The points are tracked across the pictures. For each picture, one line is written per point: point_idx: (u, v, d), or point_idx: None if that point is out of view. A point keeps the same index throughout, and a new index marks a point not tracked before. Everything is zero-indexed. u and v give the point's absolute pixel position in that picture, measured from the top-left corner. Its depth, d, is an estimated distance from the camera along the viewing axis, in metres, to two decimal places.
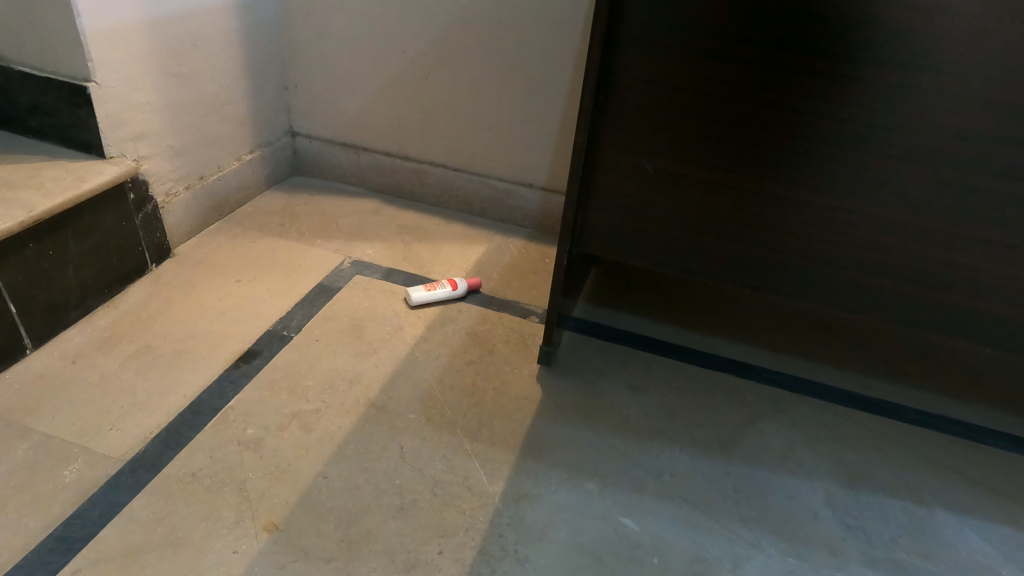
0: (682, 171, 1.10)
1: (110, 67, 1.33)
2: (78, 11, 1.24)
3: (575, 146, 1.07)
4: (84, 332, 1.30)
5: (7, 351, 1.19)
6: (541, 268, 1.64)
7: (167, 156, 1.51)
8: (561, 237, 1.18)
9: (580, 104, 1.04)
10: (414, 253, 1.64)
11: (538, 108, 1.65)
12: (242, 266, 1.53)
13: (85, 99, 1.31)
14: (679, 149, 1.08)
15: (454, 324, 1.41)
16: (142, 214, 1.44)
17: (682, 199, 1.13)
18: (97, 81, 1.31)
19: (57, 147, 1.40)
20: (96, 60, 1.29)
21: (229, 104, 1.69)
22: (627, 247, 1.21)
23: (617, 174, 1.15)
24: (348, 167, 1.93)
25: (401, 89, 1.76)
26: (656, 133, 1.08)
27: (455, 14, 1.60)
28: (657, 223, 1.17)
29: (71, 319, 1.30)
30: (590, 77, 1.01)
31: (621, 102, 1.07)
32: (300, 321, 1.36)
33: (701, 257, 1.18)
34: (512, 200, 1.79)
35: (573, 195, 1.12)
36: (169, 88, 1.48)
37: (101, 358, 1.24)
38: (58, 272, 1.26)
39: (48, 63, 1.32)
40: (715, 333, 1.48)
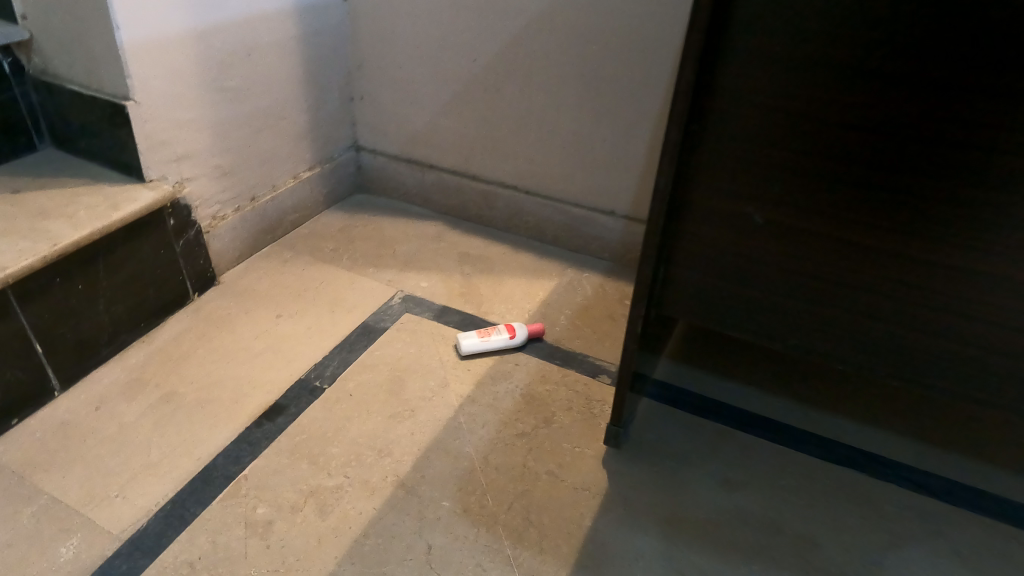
0: (800, 224, 0.82)
1: (151, 85, 1.21)
2: (116, 24, 1.13)
3: (655, 189, 0.83)
4: (113, 372, 1.20)
5: (31, 394, 1.11)
6: (617, 313, 1.39)
7: (215, 176, 1.40)
8: (634, 299, 0.93)
9: (665, 135, 0.79)
10: (473, 288, 1.44)
11: (626, 124, 1.40)
12: (286, 299, 1.39)
13: (124, 119, 1.20)
14: (799, 196, 0.80)
15: (508, 382, 1.19)
16: (184, 240, 1.33)
17: (801, 261, 0.85)
18: (135, 100, 1.19)
19: (101, 168, 1.31)
20: (135, 76, 1.18)
21: (288, 118, 1.56)
22: (722, 314, 0.95)
23: (711, 225, 0.88)
24: (412, 185, 1.77)
25: (470, 101, 1.56)
26: (767, 175, 0.81)
27: (534, 14, 1.38)
28: (764, 289, 0.90)
29: (103, 356, 1.22)
30: (678, 103, 0.76)
31: (721, 131, 0.80)
32: (335, 370, 1.21)
33: (823, 335, 0.89)
34: (590, 229, 1.55)
35: (651, 250, 0.88)
36: (219, 104, 1.36)
37: (125, 404, 1.14)
38: (88, 308, 1.17)
39: (91, 81, 1.23)
40: (831, 411, 1.19)
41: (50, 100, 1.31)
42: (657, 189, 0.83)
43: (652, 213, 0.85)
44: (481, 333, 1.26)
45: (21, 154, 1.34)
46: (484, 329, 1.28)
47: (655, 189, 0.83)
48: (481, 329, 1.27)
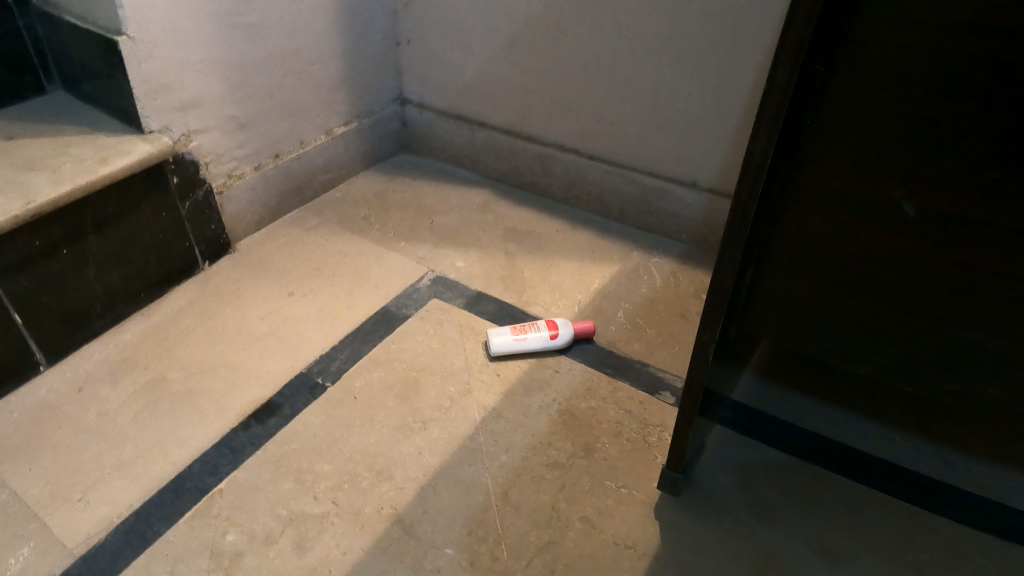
0: (973, 215, 0.53)
1: (149, 16, 1.00)
2: None
3: (747, 162, 0.55)
4: (106, 348, 1.07)
5: (13, 368, 1.00)
6: (691, 310, 1.12)
7: (230, 129, 1.20)
8: (706, 317, 0.66)
9: (769, 77, 0.51)
10: (516, 272, 1.21)
11: (722, 72, 1.09)
12: (301, 273, 1.21)
13: (116, 58, 1.00)
14: (977, 172, 0.52)
15: (545, 395, 0.96)
16: (189, 201, 1.16)
17: (966, 271, 0.56)
18: (129, 35, 0.99)
19: (103, 115, 1.16)
20: (127, 4, 0.97)
21: (317, 64, 1.31)
22: (828, 337, 0.67)
23: (825, 212, 0.60)
24: (461, 146, 1.50)
25: (529, 45, 1.28)
26: (927, 136, 0.53)
27: None
28: (900, 307, 0.61)
29: (96, 329, 1.09)
30: (795, 23, 0.48)
31: (858, 71, 0.53)
32: (342, 364, 1.02)
33: (991, 376, 0.61)
34: (665, 204, 1.27)
35: (736, 251, 0.60)
36: (235, 43, 1.13)
37: (109, 387, 1.01)
38: (76, 275, 1.04)
39: (87, 13, 1.06)
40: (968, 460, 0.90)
41: (54, 35, 1.17)
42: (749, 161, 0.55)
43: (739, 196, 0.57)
44: (516, 329, 1.03)
45: (28, 97, 1.22)
46: (521, 324, 1.05)
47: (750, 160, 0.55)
48: (516, 324, 1.04)
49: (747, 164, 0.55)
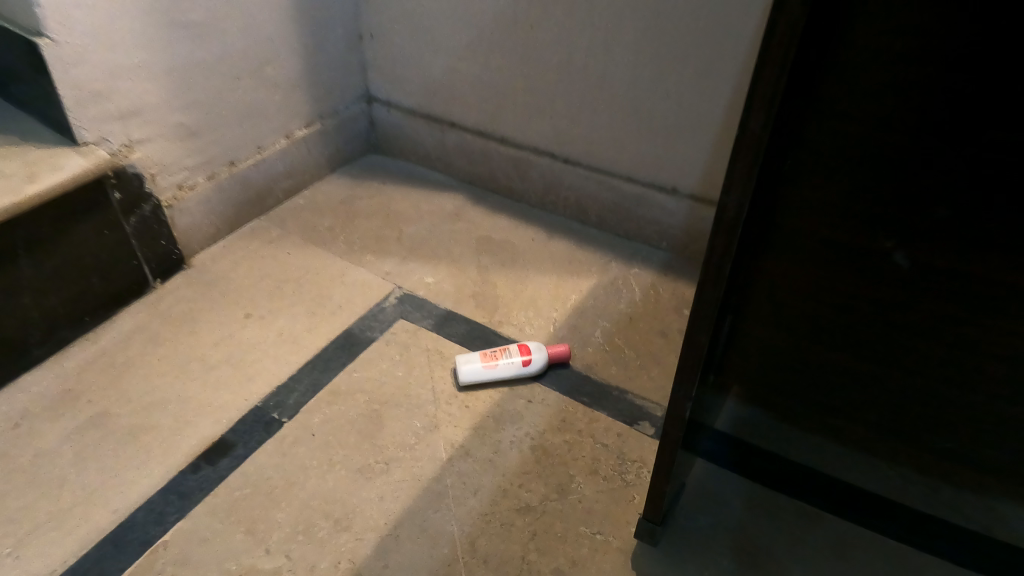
0: None
1: (74, 16, 0.89)
2: None
3: (721, 215, 0.48)
4: (43, 381, 0.97)
5: None
6: (674, 328, 1.05)
7: (178, 137, 1.09)
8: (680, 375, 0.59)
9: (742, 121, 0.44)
10: (488, 288, 1.14)
11: (702, 71, 1.02)
12: (259, 292, 1.13)
13: (40, 63, 0.90)
14: None
15: (516, 429, 0.90)
16: (135, 217, 1.06)
17: None
18: (53, 38, 0.88)
19: (24, 118, 1.04)
20: (48, 3, 0.86)
21: (272, 64, 1.21)
22: None
23: None
24: (431, 147, 1.41)
25: (500, 42, 1.19)
26: None
27: None
28: None
29: (35, 358, 0.99)
30: (767, 66, 0.42)
31: None
32: (300, 397, 0.95)
33: None
34: (645, 211, 1.19)
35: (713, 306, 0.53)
36: (178, 44, 1.03)
37: (47, 426, 0.92)
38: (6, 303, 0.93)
39: None
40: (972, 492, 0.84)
41: None
42: (721, 215, 0.48)
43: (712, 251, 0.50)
44: (486, 355, 0.96)
45: None
46: (492, 349, 0.98)
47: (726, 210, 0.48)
48: (486, 349, 0.97)
49: (721, 217, 0.48)
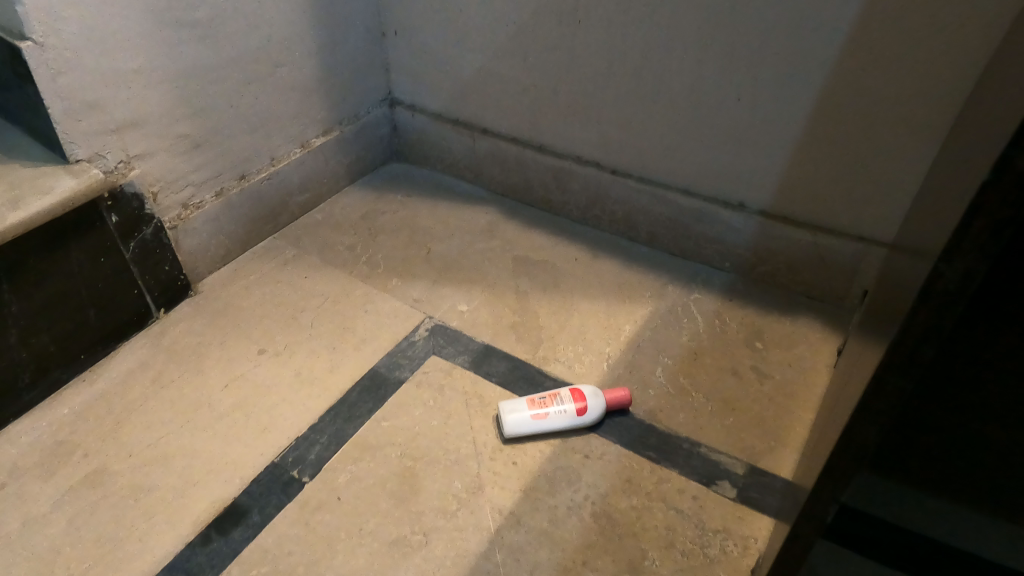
0: None
1: (59, 13, 0.76)
2: None
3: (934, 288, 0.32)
4: (31, 430, 0.85)
5: None
6: (745, 364, 0.92)
7: (182, 150, 0.97)
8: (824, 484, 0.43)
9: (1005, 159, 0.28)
10: (530, 317, 1.01)
11: (785, 71, 0.88)
12: (273, 323, 1.01)
13: (24, 69, 0.77)
14: None
15: (574, 491, 0.77)
16: (135, 241, 0.94)
17: None
18: (37, 40, 0.75)
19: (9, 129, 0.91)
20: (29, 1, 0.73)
21: (286, 66, 1.08)
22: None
23: None
24: (459, 156, 1.29)
25: (543, 37, 1.05)
26: None
27: None
28: None
29: (26, 403, 0.87)
30: None
31: None
32: (323, 451, 0.83)
33: None
34: (706, 228, 1.06)
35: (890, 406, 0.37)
36: (182, 46, 0.91)
37: (35, 486, 0.79)
38: None
39: None
40: None
41: None
42: (932, 284, 0.32)
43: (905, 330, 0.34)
44: (534, 403, 0.83)
45: None
46: (539, 395, 0.85)
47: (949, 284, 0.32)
48: (533, 396, 0.84)
49: (931, 288, 0.32)
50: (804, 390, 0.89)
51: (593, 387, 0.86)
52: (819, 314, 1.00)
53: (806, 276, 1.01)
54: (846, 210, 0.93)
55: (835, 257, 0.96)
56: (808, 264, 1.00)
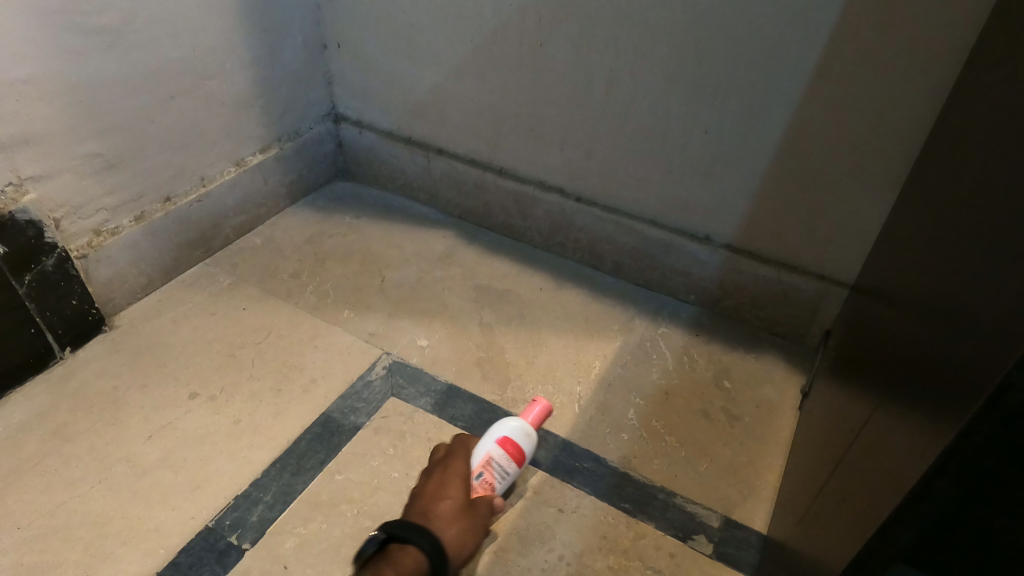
0: None
1: None
2: None
3: (997, 396, 0.31)
4: None
5: None
6: (715, 405, 0.90)
7: (92, 171, 0.85)
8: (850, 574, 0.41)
9: None
10: (495, 353, 0.96)
11: (749, 107, 0.86)
12: (206, 363, 0.90)
13: None
14: None
15: (547, 551, 0.72)
16: (32, 274, 0.81)
17: None
18: None
19: None
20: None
21: (215, 78, 0.97)
22: None
23: None
24: (412, 177, 1.22)
25: (502, 60, 1.00)
26: None
27: None
28: None
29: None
30: None
31: None
32: (266, 511, 0.74)
33: None
34: (671, 261, 1.04)
35: (933, 510, 0.35)
36: (85, 54, 0.78)
37: None
38: None
39: None
40: None
41: None
42: (1002, 391, 0.31)
43: (966, 436, 0.32)
44: (473, 487, 0.69)
45: None
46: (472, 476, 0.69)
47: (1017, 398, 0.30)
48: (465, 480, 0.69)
49: (999, 396, 0.31)
50: (774, 433, 0.87)
51: (518, 429, 0.72)
52: (783, 352, 0.99)
53: (769, 313, 1.00)
54: (810, 250, 0.92)
55: (800, 295, 0.95)
56: (771, 300, 0.99)
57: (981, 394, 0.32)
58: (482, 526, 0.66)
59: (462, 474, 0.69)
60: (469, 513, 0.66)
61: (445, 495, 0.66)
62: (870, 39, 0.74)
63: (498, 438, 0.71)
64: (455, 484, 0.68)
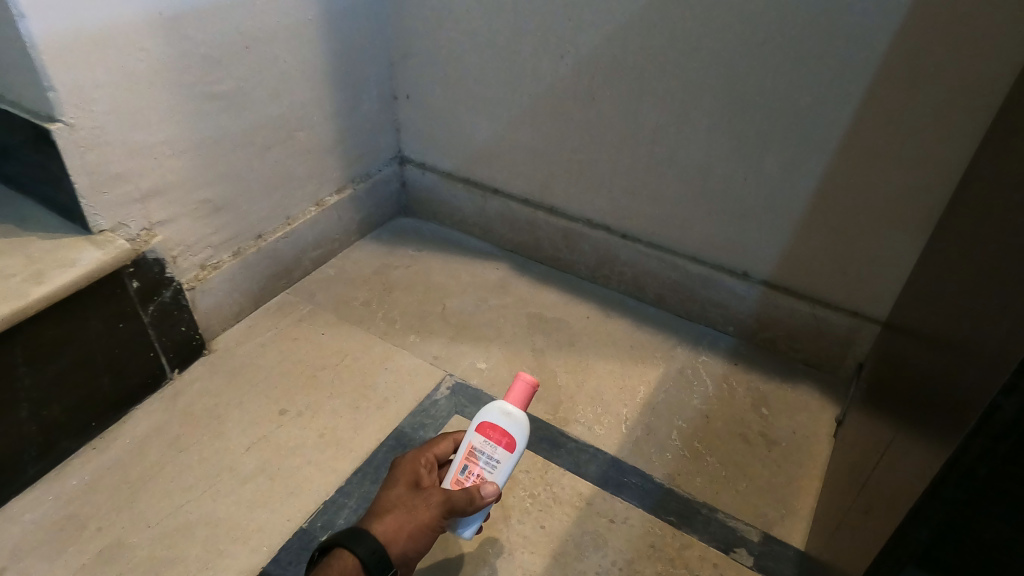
0: None
1: (90, 94, 0.77)
2: (19, 8, 0.68)
3: (987, 416, 0.39)
4: (43, 503, 0.83)
5: None
6: (753, 429, 0.97)
7: (202, 214, 0.98)
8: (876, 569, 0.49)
9: None
10: (548, 377, 1.05)
11: (785, 158, 0.94)
12: (293, 383, 1.02)
13: (51, 149, 0.77)
14: None
15: (601, 557, 0.80)
16: (154, 305, 0.94)
17: None
18: (68, 121, 0.76)
19: (24, 208, 0.88)
20: (62, 86, 0.74)
21: (304, 130, 1.10)
22: None
23: None
24: (469, 213, 1.33)
25: (556, 112, 1.11)
26: None
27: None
28: None
29: (29, 477, 0.85)
30: None
31: None
32: (352, 516, 0.84)
33: None
34: (711, 294, 1.12)
35: (939, 511, 0.43)
36: (204, 116, 0.92)
37: (47, 565, 0.77)
38: (5, 421, 0.79)
39: (6, 91, 0.79)
40: None
41: None
42: (991, 413, 0.39)
43: (963, 449, 0.41)
44: (463, 482, 0.67)
45: None
46: (459, 471, 0.68)
47: (1004, 418, 0.38)
48: (452, 477, 0.68)
49: (989, 417, 0.39)
50: (808, 456, 0.94)
51: (495, 410, 0.68)
52: (816, 380, 1.06)
53: (804, 345, 1.07)
54: (842, 287, 1.00)
55: (832, 327, 1.03)
56: (804, 332, 1.06)
57: (975, 414, 0.40)
58: (428, 499, 0.64)
59: (407, 470, 0.71)
60: (410, 497, 0.66)
61: (385, 495, 0.68)
62: (894, 102, 0.83)
63: (477, 425, 0.69)
64: (397, 482, 0.69)
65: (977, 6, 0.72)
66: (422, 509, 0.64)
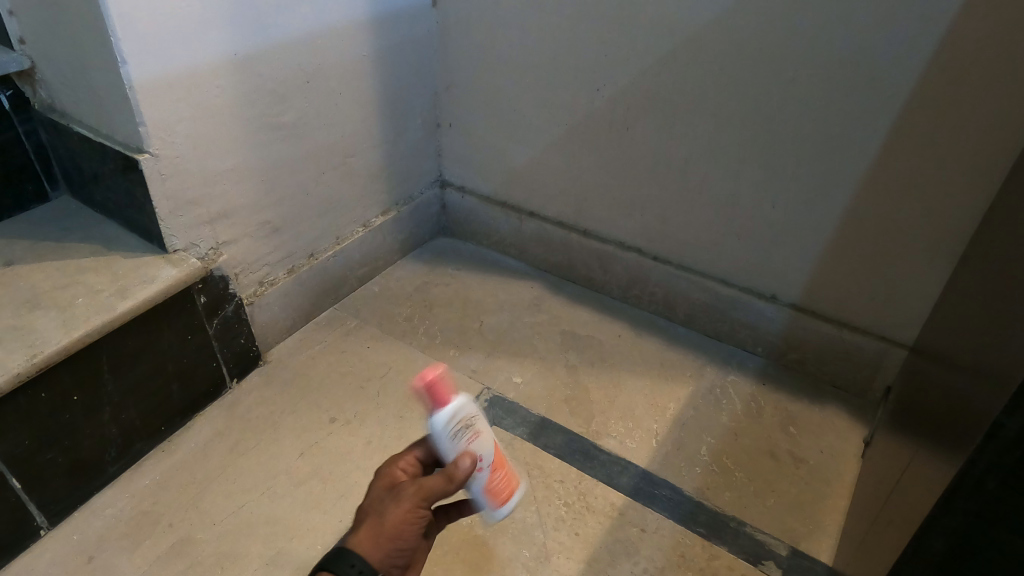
0: None
1: (173, 128, 0.86)
2: (121, 55, 0.77)
3: (994, 433, 0.43)
4: (119, 500, 0.90)
5: (9, 539, 0.82)
6: (781, 447, 1.01)
7: (262, 235, 1.06)
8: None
9: None
10: (581, 392, 1.10)
11: (812, 187, 0.99)
12: (341, 393, 1.09)
13: (138, 177, 0.86)
14: None
15: (633, 564, 0.85)
16: (218, 318, 1.02)
17: None
18: (154, 153, 0.84)
19: (109, 230, 0.98)
20: (150, 121, 0.82)
21: (355, 157, 1.18)
22: None
23: None
24: (506, 234, 1.39)
25: (591, 141, 1.17)
26: None
27: (712, 34, 0.96)
28: None
29: (108, 476, 0.92)
30: None
31: None
32: None
33: None
34: (740, 315, 1.16)
35: (953, 521, 0.47)
36: (268, 145, 1.00)
37: (124, 556, 0.84)
38: (90, 423, 0.87)
39: (101, 125, 0.88)
40: None
41: (52, 143, 0.99)
42: (997, 430, 0.43)
43: (973, 463, 0.45)
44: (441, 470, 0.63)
45: (29, 207, 1.02)
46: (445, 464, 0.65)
47: (1009, 435, 0.42)
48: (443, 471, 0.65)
49: (994, 434, 0.43)
50: (835, 474, 0.97)
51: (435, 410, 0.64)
52: (843, 401, 1.09)
53: (832, 367, 1.10)
54: (869, 311, 1.03)
55: (859, 350, 1.06)
56: (831, 354, 1.09)
57: (983, 431, 0.44)
58: (402, 493, 0.58)
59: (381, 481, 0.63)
60: (382, 500, 0.59)
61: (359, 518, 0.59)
62: (917, 137, 0.87)
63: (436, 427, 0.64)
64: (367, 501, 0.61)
65: (994, 49, 0.77)
66: (400, 504, 0.57)
